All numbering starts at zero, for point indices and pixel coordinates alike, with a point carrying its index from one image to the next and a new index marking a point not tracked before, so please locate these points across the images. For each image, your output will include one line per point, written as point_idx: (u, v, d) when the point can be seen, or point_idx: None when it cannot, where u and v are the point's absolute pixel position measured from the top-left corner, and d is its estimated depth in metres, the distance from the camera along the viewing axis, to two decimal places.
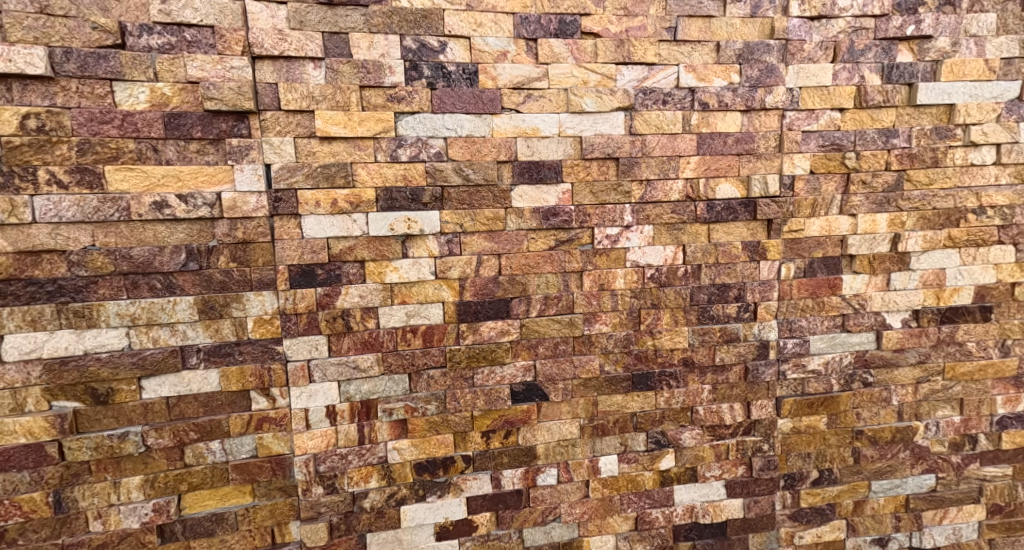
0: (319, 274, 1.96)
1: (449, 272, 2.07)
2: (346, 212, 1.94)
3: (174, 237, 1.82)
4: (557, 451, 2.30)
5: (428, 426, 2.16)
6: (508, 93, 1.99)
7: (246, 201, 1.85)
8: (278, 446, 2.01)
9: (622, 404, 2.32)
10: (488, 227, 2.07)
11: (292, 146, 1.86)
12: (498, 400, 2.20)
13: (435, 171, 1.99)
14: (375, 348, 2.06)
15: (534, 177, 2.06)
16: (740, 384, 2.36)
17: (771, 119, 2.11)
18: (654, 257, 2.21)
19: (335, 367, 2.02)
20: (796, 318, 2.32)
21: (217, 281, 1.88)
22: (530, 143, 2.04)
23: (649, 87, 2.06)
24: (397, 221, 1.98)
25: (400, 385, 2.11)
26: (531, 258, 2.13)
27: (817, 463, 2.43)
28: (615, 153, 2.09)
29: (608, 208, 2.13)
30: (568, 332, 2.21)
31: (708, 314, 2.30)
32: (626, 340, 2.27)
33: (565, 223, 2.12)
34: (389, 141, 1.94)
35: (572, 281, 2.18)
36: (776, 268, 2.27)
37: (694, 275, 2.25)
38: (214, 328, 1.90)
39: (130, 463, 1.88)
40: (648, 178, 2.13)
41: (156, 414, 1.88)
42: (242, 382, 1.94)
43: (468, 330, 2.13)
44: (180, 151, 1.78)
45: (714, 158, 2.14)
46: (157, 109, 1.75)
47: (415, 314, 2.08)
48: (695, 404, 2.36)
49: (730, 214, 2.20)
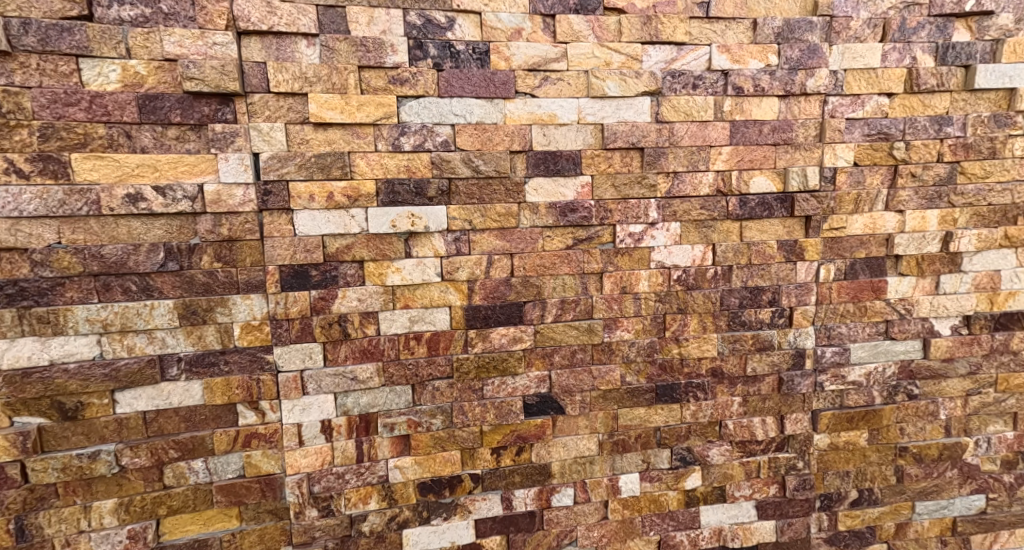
0: (313, 276, 1.77)
1: (457, 273, 1.89)
2: (344, 206, 1.75)
3: (151, 234, 1.64)
4: (573, 469, 2.11)
5: (433, 443, 1.97)
6: (523, 75, 1.80)
7: (232, 195, 1.66)
8: (267, 465, 1.82)
9: (644, 417, 2.12)
10: (500, 224, 1.88)
11: (283, 133, 1.67)
12: (509, 414, 2.01)
13: (442, 162, 1.80)
14: (375, 357, 1.87)
15: (551, 169, 1.87)
16: (773, 396, 2.17)
17: (811, 105, 1.92)
18: (680, 257, 2.02)
19: (331, 379, 1.84)
20: (835, 325, 2.12)
21: (199, 283, 1.70)
22: (546, 131, 1.85)
23: (678, 69, 1.87)
24: (400, 217, 1.80)
25: (403, 397, 1.92)
26: (547, 259, 1.94)
27: (857, 482, 2.23)
28: (640, 142, 1.90)
29: (632, 203, 1.94)
30: (586, 339, 2.02)
31: (738, 320, 2.10)
32: (650, 348, 2.08)
33: (585, 220, 1.93)
34: (392, 129, 1.75)
35: (591, 283, 1.99)
36: (814, 270, 2.07)
37: (723, 276, 2.06)
38: (196, 335, 1.71)
39: (103, 485, 1.70)
40: (675, 170, 1.94)
41: (131, 430, 1.70)
42: (227, 395, 1.76)
43: (477, 337, 1.94)
44: (156, 138, 1.60)
45: (749, 148, 1.94)
46: (130, 90, 1.57)
47: (419, 320, 1.89)
48: (723, 417, 2.17)
49: (765, 210, 2.00)
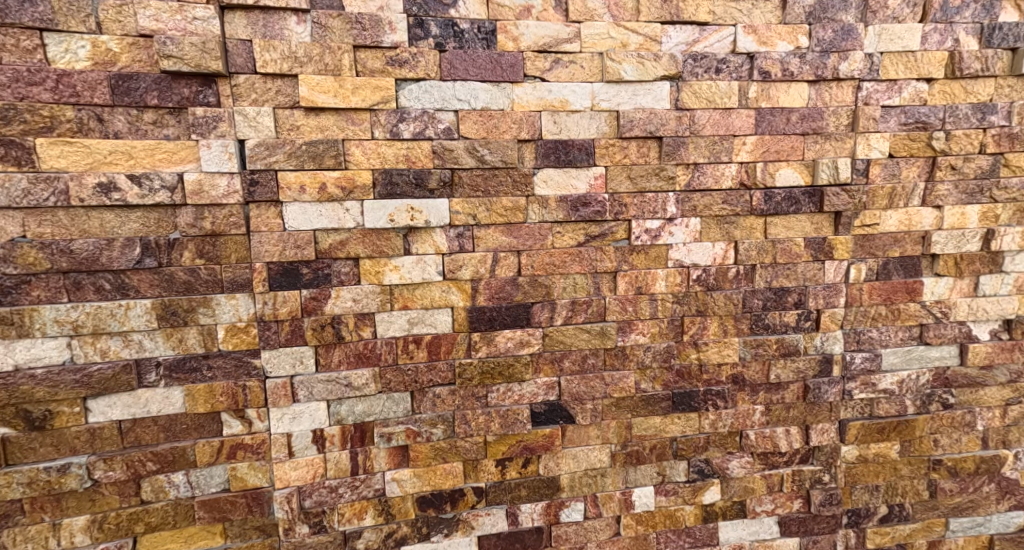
0: (304, 274, 1.63)
1: (460, 271, 1.75)
2: (337, 199, 1.62)
3: (126, 228, 1.51)
4: (584, 482, 1.97)
5: (434, 454, 1.83)
6: (533, 57, 1.66)
7: (214, 185, 1.53)
8: (254, 478, 1.69)
9: (659, 427, 1.99)
10: (507, 218, 1.75)
11: (271, 118, 1.54)
12: (516, 423, 1.87)
13: (444, 151, 1.66)
14: (371, 362, 1.74)
15: (562, 159, 1.74)
16: (798, 404, 2.02)
17: (844, 91, 1.77)
18: (700, 255, 1.89)
19: (324, 385, 1.70)
20: (866, 329, 1.98)
21: (180, 281, 1.56)
22: (557, 118, 1.71)
23: (700, 52, 1.73)
24: (398, 211, 1.66)
25: (401, 405, 1.78)
26: (557, 256, 1.81)
27: (887, 497, 2.09)
28: (658, 131, 1.76)
29: (648, 197, 1.81)
30: (598, 343, 1.89)
31: (762, 324, 1.96)
32: (667, 353, 1.94)
33: (598, 215, 1.79)
34: (389, 115, 1.61)
35: (604, 283, 1.86)
36: (844, 269, 1.92)
37: (746, 276, 1.92)
38: (177, 338, 1.58)
39: (74, 501, 1.57)
40: (695, 161, 1.80)
41: (105, 441, 1.57)
42: (211, 402, 1.62)
43: (481, 340, 1.81)
44: (131, 122, 1.47)
45: (775, 138, 1.80)
46: (101, 69, 1.44)
47: (418, 322, 1.75)
48: (744, 427, 2.03)
49: (791, 205, 1.86)
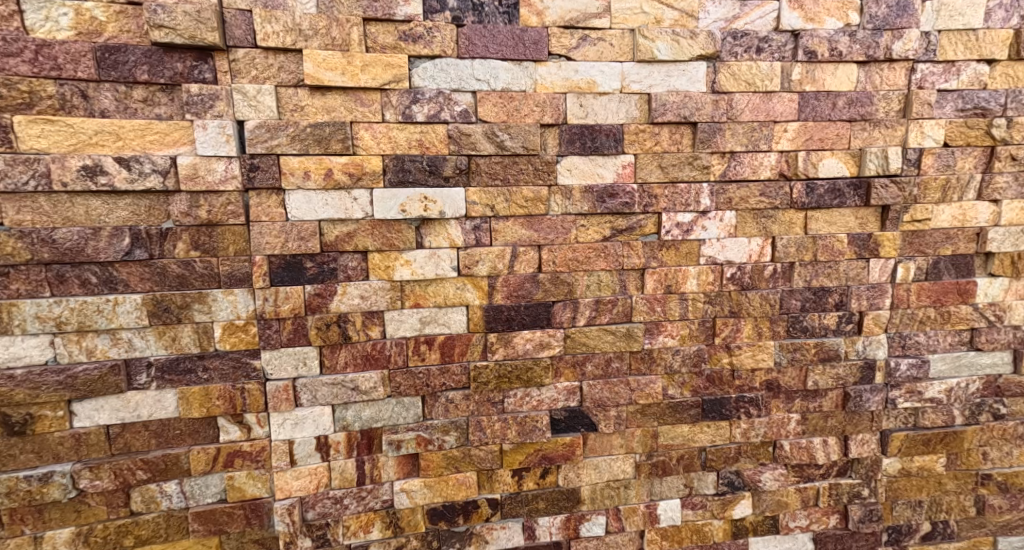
0: (308, 269, 1.51)
1: (476, 267, 1.62)
2: (344, 187, 1.49)
3: (114, 216, 1.38)
4: (605, 494, 1.84)
5: (446, 463, 1.70)
6: (558, 34, 1.54)
7: (210, 169, 1.40)
8: (253, 488, 1.56)
9: (687, 436, 1.85)
10: (527, 210, 1.62)
11: (273, 97, 1.41)
12: (534, 431, 1.74)
13: (460, 136, 1.54)
14: (380, 364, 1.61)
15: (587, 146, 1.61)
16: (837, 414, 1.88)
17: (896, 74, 1.63)
18: (735, 252, 1.75)
19: (328, 389, 1.58)
20: (912, 333, 1.83)
21: (173, 274, 1.44)
22: (583, 101, 1.58)
23: (740, 29, 1.59)
24: (410, 200, 1.53)
25: (411, 411, 1.66)
26: (581, 252, 1.67)
27: (931, 514, 1.94)
28: (692, 116, 1.62)
29: (681, 188, 1.68)
30: (624, 345, 1.76)
31: (800, 326, 1.82)
32: (697, 357, 1.81)
33: (626, 207, 1.66)
34: (402, 95, 1.49)
35: (631, 280, 1.73)
36: (891, 268, 1.78)
37: (784, 275, 1.78)
38: (169, 337, 1.46)
39: (58, 512, 1.45)
40: (732, 149, 1.66)
41: (92, 448, 1.45)
42: (206, 407, 1.50)
43: (499, 342, 1.67)
44: (119, 100, 1.35)
45: (820, 124, 1.66)
46: (86, 39, 1.31)
47: (431, 321, 1.63)
48: (778, 437, 1.88)
49: (836, 198, 1.72)
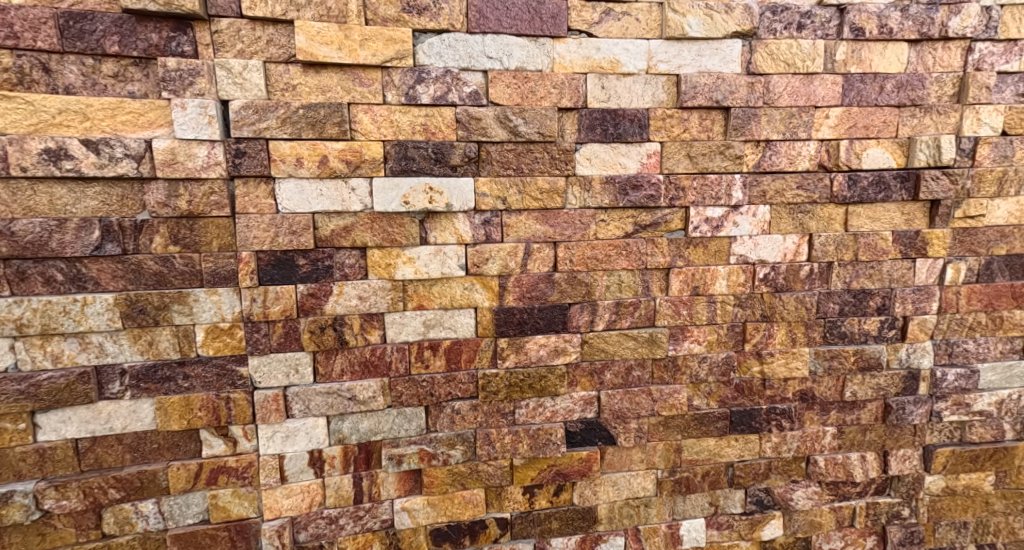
0: (300, 266, 1.37)
1: (486, 266, 1.48)
2: (341, 175, 1.35)
3: (81, 206, 1.24)
4: (624, 513, 1.70)
5: (451, 480, 1.56)
6: (579, 8, 1.40)
7: (190, 154, 1.26)
8: (239, 508, 1.42)
9: (713, 450, 1.71)
10: (542, 203, 1.47)
11: (261, 74, 1.27)
12: (548, 445, 1.59)
13: (469, 120, 1.40)
14: (380, 372, 1.47)
15: (609, 133, 1.47)
16: (877, 427, 1.73)
17: (951, 54, 1.49)
18: (768, 250, 1.60)
19: (323, 398, 1.44)
20: (960, 340, 1.68)
21: (149, 272, 1.30)
22: (605, 82, 1.44)
23: (779, 3, 1.45)
24: (414, 191, 1.39)
25: (413, 422, 1.52)
26: (600, 249, 1.53)
27: (976, 536, 1.79)
28: (725, 100, 1.48)
29: (710, 179, 1.53)
30: (646, 352, 1.61)
31: (837, 332, 1.67)
32: (725, 365, 1.66)
33: (651, 200, 1.52)
34: (405, 74, 1.35)
35: (655, 281, 1.58)
36: (939, 269, 1.62)
37: (821, 276, 1.63)
38: (145, 341, 1.32)
39: (19, 535, 1.31)
40: (768, 137, 1.51)
41: (58, 464, 1.31)
42: (187, 419, 1.35)
43: (510, 348, 1.53)
44: (86, 74, 1.21)
45: (866, 110, 1.50)
46: (47, 5, 1.17)
47: (435, 324, 1.49)
48: (812, 452, 1.73)
49: (880, 191, 1.57)
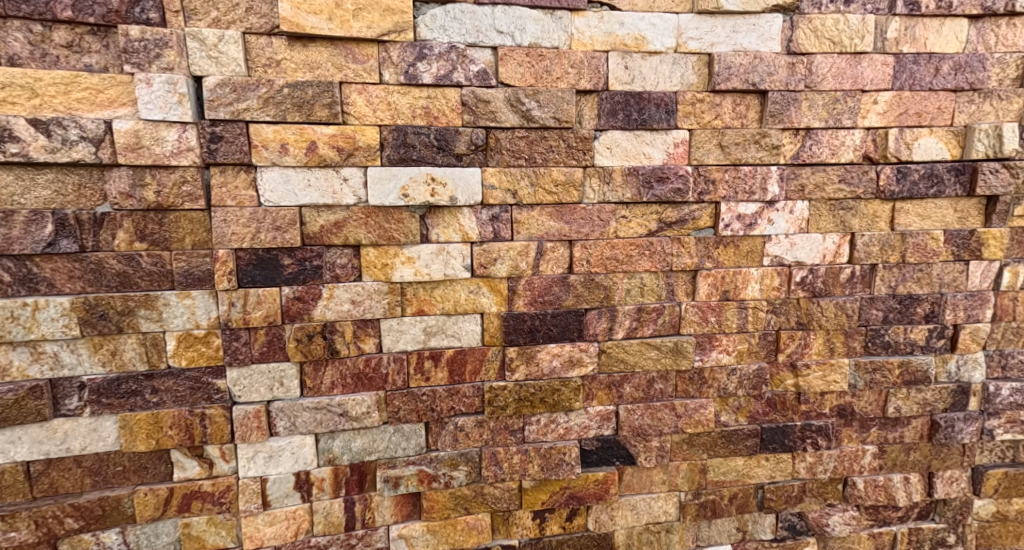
0: (286, 266, 1.22)
1: (494, 267, 1.33)
2: (332, 164, 1.20)
3: (31, 195, 1.09)
4: (643, 540, 1.54)
5: (453, 504, 1.41)
6: None
7: (158, 138, 1.11)
8: (215, 537, 1.27)
9: (742, 471, 1.55)
10: (557, 197, 1.32)
11: (239, 47, 1.12)
12: (560, 466, 1.44)
13: (477, 103, 1.25)
14: (374, 384, 1.32)
15: (632, 119, 1.32)
16: (921, 446, 1.57)
17: (1014, 33, 1.34)
18: (806, 251, 1.44)
19: (311, 414, 1.29)
20: (1015, 350, 1.53)
21: (112, 272, 1.14)
22: (629, 62, 1.29)
23: None
24: (414, 182, 1.24)
25: (412, 441, 1.37)
26: (621, 249, 1.38)
27: None
28: (762, 83, 1.33)
29: (744, 172, 1.38)
30: (669, 363, 1.46)
31: (880, 342, 1.51)
32: (757, 378, 1.50)
33: (677, 194, 1.37)
34: (405, 50, 1.20)
35: (680, 285, 1.43)
36: (994, 273, 1.47)
37: (863, 279, 1.47)
38: (108, 351, 1.16)
39: None
40: (808, 124, 1.36)
41: (9, 490, 1.16)
42: (155, 438, 1.20)
43: (520, 358, 1.38)
44: (34, 43, 1.06)
45: (918, 94, 1.35)
46: None
47: (437, 332, 1.34)
48: (851, 474, 1.57)
49: (932, 186, 1.41)
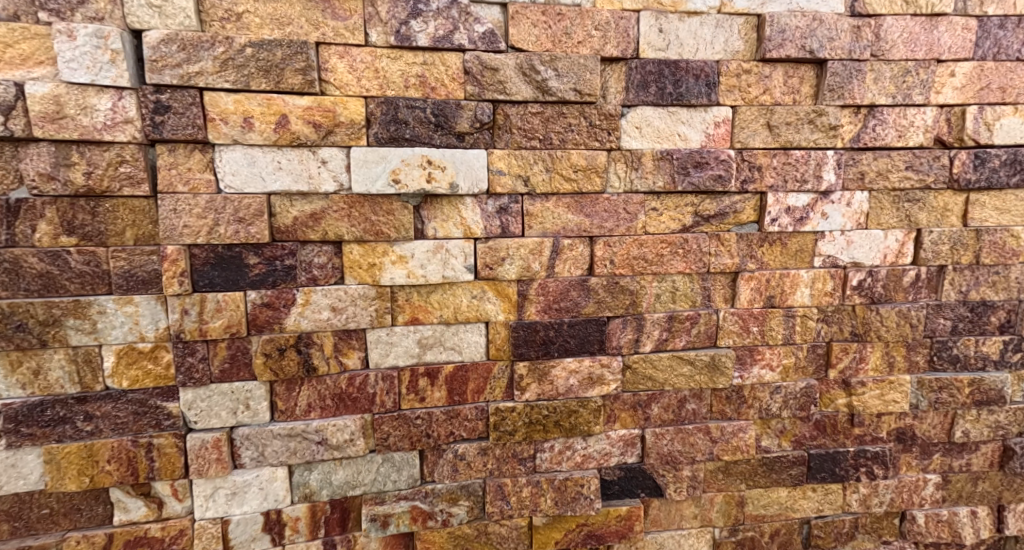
0: (251, 266, 1.01)
1: (501, 267, 1.12)
2: (308, 143, 1.00)
3: None
4: None
5: (452, 545, 1.20)
6: None
7: (86, 106, 0.91)
8: None
9: (785, 503, 1.34)
10: (576, 185, 1.11)
11: None
12: (578, 501, 1.23)
13: (482, 70, 1.04)
14: (359, 406, 1.11)
15: (666, 93, 1.11)
16: (991, 476, 1.36)
17: None
18: (865, 250, 1.24)
19: (282, 443, 1.08)
20: None
21: (32, 273, 0.95)
22: (665, 24, 1.09)
23: None
24: (407, 166, 1.03)
25: (404, 472, 1.16)
26: (650, 247, 1.17)
27: None
28: (821, 49, 1.12)
29: (795, 157, 1.17)
30: (705, 380, 1.25)
31: (948, 356, 1.30)
32: (805, 397, 1.29)
33: (717, 182, 1.16)
34: (396, 5, 1.00)
35: (718, 289, 1.23)
36: None
37: (930, 284, 1.27)
38: (29, 369, 0.97)
39: None
40: (873, 101, 1.15)
41: None
42: (89, 475, 1.00)
43: (531, 375, 1.17)
44: None
45: (1003, 65, 1.16)
46: None
47: (434, 344, 1.13)
48: (910, 508, 1.36)
49: (1015, 173, 1.21)
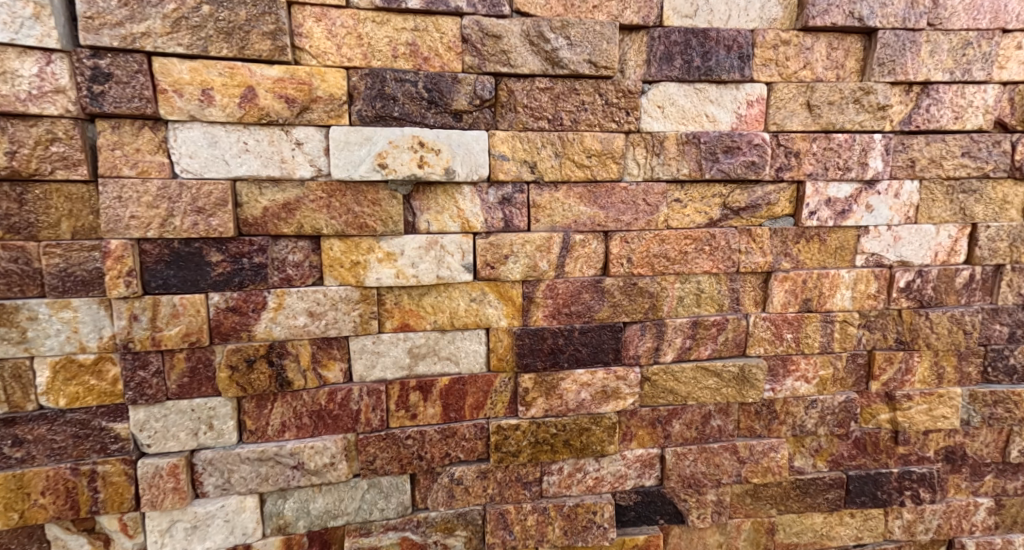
0: (212, 264, 0.87)
1: (504, 266, 0.97)
2: (280, 121, 0.86)
3: None
4: None
5: None
6: None
7: (6, 72, 0.78)
8: None
9: (820, 531, 1.20)
10: (590, 172, 0.97)
11: None
12: (589, 530, 1.09)
13: (483, 38, 0.90)
14: (341, 425, 0.97)
15: (693, 67, 0.97)
16: None
17: None
18: (914, 248, 1.09)
19: (252, 468, 0.94)
20: None
21: None
22: None
23: None
24: (395, 148, 0.89)
25: (393, 500, 1.01)
26: (673, 243, 1.03)
27: None
28: (871, 16, 0.98)
29: (838, 141, 1.03)
30: (732, 394, 1.11)
31: (1004, 367, 1.16)
32: (845, 412, 1.15)
33: (750, 170, 1.02)
34: None
35: (748, 291, 1.08)
36: None
37: (985, 285, 1.13)
38: None
39: None
40: (927, 77, 1.01)
41: None
42: (18, 511, 0.87)
43: (537, 389, 1.02)
44: None
45: None
46: None
47: (427, 354, 0.99)
48: (958, 534, 1.22)
49: None
